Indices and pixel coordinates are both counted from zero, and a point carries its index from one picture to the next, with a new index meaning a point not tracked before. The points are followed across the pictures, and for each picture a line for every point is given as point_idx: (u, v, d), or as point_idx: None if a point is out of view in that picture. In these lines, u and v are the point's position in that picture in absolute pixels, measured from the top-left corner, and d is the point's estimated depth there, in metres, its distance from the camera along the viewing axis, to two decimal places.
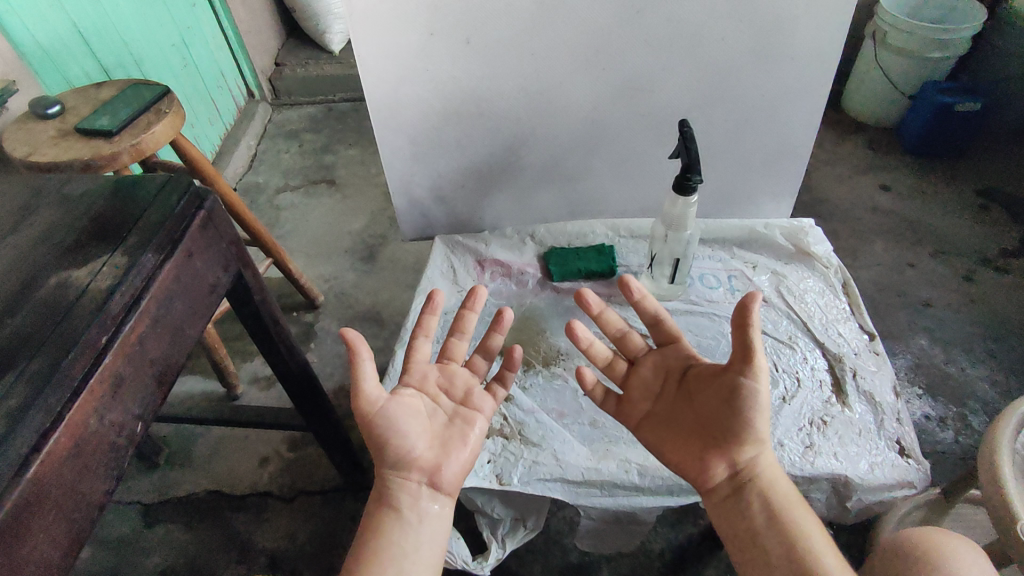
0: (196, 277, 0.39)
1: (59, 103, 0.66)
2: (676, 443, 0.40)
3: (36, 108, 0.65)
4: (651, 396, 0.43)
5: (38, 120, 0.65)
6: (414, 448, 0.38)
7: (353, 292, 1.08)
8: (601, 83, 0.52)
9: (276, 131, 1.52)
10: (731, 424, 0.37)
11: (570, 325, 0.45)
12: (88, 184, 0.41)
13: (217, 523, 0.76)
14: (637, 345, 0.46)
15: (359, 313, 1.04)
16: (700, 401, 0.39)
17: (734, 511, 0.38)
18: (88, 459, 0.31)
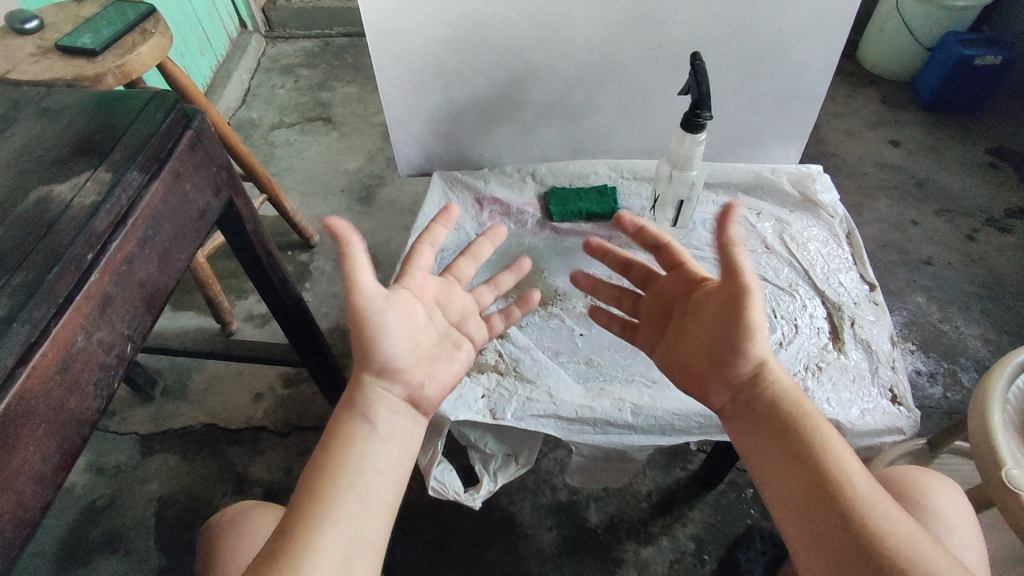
0: (185, 200, 0.38)
1: (37, 19, 0.63)
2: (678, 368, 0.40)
3: (13, 23, 0.62)
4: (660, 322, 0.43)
5: (16, 36, 0.62)
6: (400, 360, 0.37)
7: None
8: (610, 10, 0.50)
9: (270, 65, 1.46)
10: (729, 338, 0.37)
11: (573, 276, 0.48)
12: (70, 98, 0.39)
13: (213, 455, 0.77)
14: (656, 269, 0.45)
15: None
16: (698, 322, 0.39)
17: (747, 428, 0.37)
18: (77, 376, 0.30)
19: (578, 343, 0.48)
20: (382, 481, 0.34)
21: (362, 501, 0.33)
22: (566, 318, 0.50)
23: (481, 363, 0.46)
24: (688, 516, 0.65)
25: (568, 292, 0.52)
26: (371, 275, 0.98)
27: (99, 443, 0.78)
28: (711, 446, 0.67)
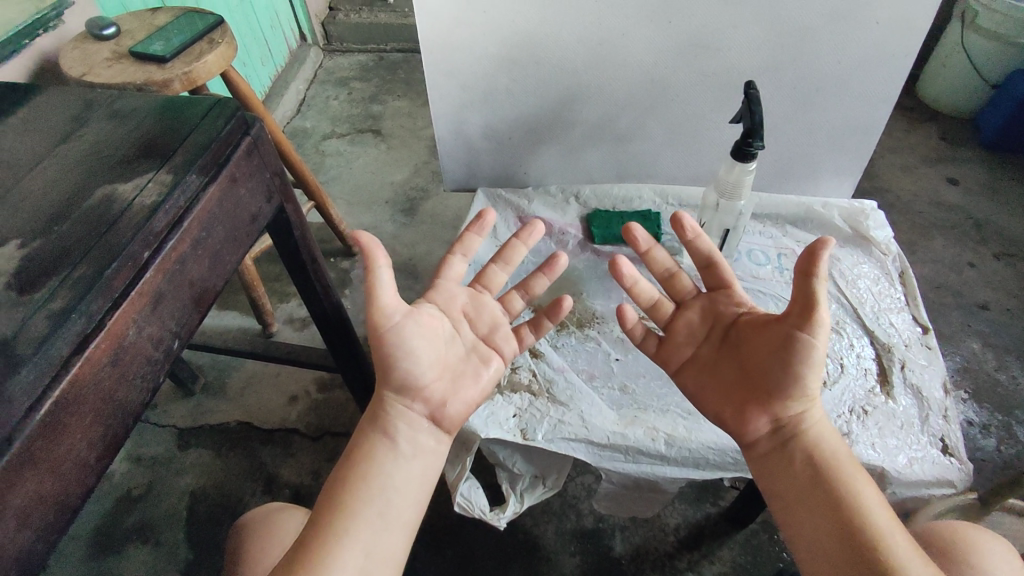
0: (237, 205, 0.39)
1: (115, 26, 0.67)
2: (718, 393, 0.40)
3: (93, 29, 0.66)
4: (696, 340, 0.42)
5: (95, 41, 0.66)
6: (422, 377, 0.37)
7: (391, 242, 1.08)
8: (665, 35, 0.49)
9: (326, 77, 1.51)
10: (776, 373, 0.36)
11: (614, 261, 0.44)
12: (140, 101, 0.41)
13: (245, 453, 0.79)
14: (686, 288, 0.44)
15: (395, 264, 1.04)
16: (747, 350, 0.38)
17: (779, 463, 0.36)
18: (125, 369, 0.31)
19: (614, 368, 0.47)
20: (405, 498, 0.35)
21: (382, 517, 0.34)
22: (602, 342, 0.49)
23: (514, 382, 0.46)
24: (716, 554, 0.63)
25: (606, 315, 0.51)
26: (409, 286, 0.99)
27: (139, 433, 0.80)
28: (744, 483, 0.65)
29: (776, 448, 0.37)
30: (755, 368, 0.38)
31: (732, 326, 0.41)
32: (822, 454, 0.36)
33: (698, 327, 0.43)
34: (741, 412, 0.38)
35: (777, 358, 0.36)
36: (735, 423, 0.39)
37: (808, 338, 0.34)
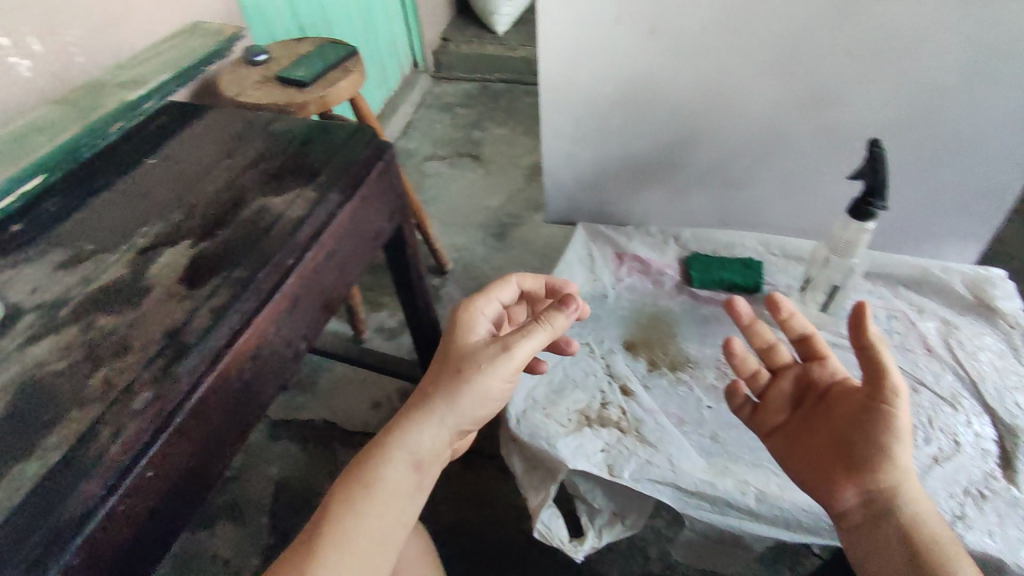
0: (365, 223, 0.42)
1: (265, 53, 0.74)
2: (803, 461, 0.38)
3: (247, 55, 0.74)
4: (789, 410, 0.41)
5: (247, 65, 0.74)
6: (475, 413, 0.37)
7: (481, 264, 1.12)
8: (786, 88, 0.50)
9: (433, 102, 1.60)
10: (862, 439, 0.35)
11: (727, 341, 0.43)
12: (291, 123, 0.46)
13: (329, 451, 0.83)
14: (784, 360, 0.43)
15: (482, 285, 1.07)
16: (831, 418, 0.38)
17: (872, 538, 0.34)
18: (263, 363, 0.34)
19: (705, 415, 0.47)
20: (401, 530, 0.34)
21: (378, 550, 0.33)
22: (694, 387, 0.49)
23: (603, 417, 0.47)
24: None
25: (700, 360, 0.51)
26: None
27: None
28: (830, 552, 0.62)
29: (868, 523, 0.34)
30: (842, 438, 0.36)
31: (824, 395, 0.39)
32: (919, 535, 0.33)
33: (791, 398, 0.41)
34: (830, 483, 0.36)
35: (861, 425, 0.35)
36: (824, 497, 0.37)
37: (889, 406, 0.35)
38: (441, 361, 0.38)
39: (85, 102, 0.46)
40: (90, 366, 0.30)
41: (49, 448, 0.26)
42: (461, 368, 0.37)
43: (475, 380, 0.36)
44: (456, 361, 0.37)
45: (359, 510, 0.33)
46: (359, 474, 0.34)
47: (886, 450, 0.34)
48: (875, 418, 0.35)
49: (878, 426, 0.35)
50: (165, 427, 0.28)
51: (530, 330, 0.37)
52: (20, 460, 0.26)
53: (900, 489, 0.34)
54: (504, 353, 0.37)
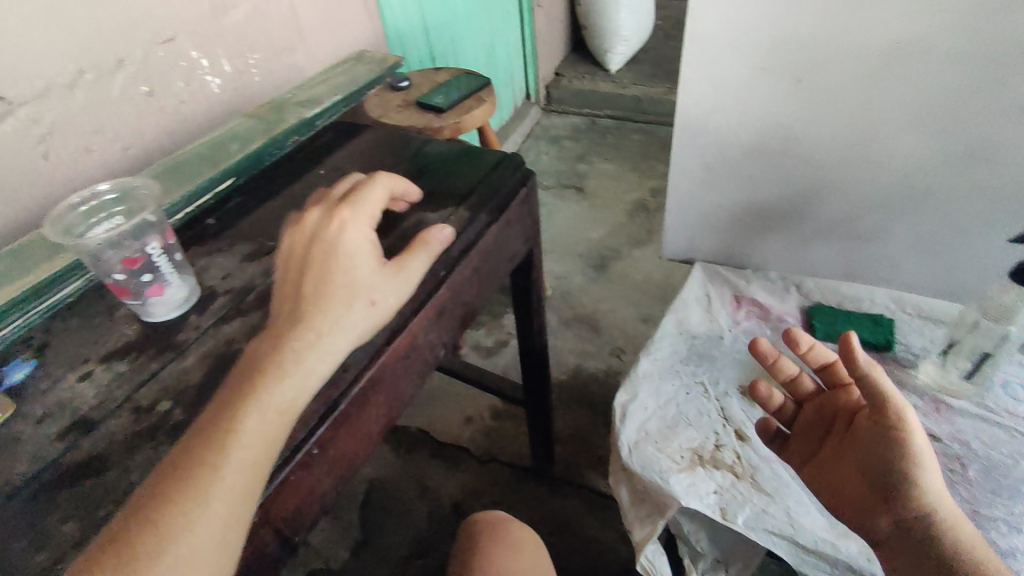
0: (504, 244, 0.45)
1: (408, 80, 0.81)
2: (839, 491, 0.40)
3: (392, 81, 0.80)
4: (818, 440, 0.45)
5: (391, 91, 0.80)
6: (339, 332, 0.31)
7: (578, 294, 1.13)
8: (937, 145, 0.48)
9: (541, 134, 1.65)
10: (881, 465, 0.37)
11: (753, 385, 0.48)
12: (442, 146, 0.50)
13: (420, 459, 0.86)
14: (808, 392, 0.48)
15: (579, 315, 1.08)
16: (854, 447, 0.40)
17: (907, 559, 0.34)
18: (411, 363, 0.37)
19: None
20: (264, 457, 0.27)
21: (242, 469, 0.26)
22: None
23: (716, 458, 0.46)
24: None
25: None
26: (590, 339, 1.02)
27: None
28: None
29: (903, 544, 0.35)
30: (864, 463, 0.39)
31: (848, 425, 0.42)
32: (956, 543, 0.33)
33: (815, 424, 0.46)
34: (865, 511, 0.38)
35: (878, 450, 0.38)
36: (863, 526, 0.38)
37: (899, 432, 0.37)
38: (321, 285, 0.31)
39: (271, 116, 0.54)
40: None
41: None
42: (350, 293, 0.31)
43: (366, 307, 0.31)
44: (342, 284, 0.31)
45: (244, 452, 0.26)
46: (237, 412, 0.27)
47: (900, 467, 0.37)
48: (883, 437, 0.38)
49: (890, 446, 0.37)
50: (332, 411, 0.31)
51: (416, 255, 0.34)
52: None
53: (927, 500, 0.35)
54: (400, 281, 0.33)
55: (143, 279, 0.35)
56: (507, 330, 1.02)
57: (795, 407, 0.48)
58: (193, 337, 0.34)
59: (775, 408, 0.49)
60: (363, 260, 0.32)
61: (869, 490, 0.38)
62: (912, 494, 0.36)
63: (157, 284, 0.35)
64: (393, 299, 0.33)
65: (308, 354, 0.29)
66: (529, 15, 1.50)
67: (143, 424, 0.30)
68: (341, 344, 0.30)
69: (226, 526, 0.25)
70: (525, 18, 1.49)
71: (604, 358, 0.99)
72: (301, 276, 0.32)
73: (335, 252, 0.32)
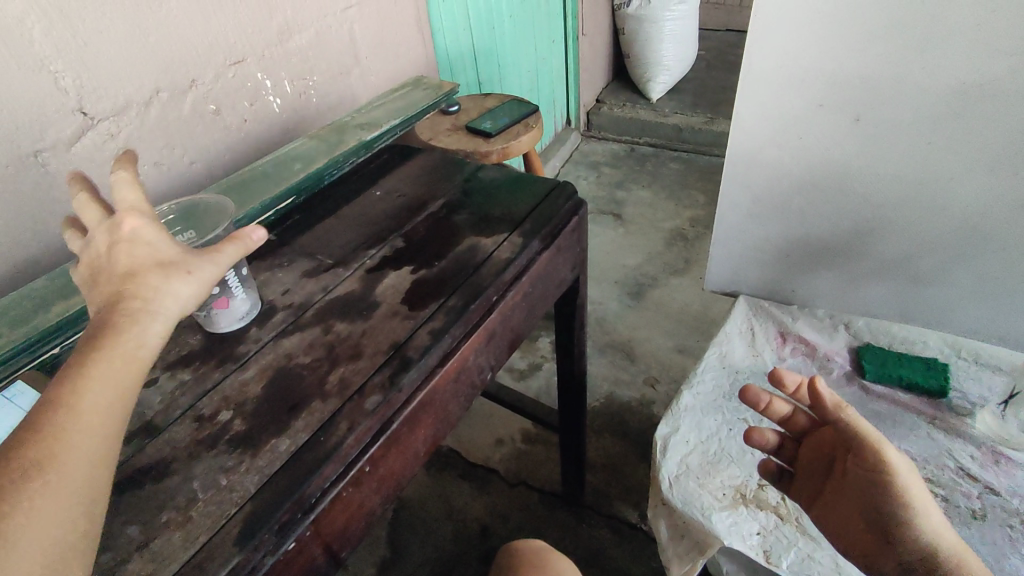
0: (554, 271, 0.45)
1: (458, 105, 0.83)
2: (843, 532, 0.40)
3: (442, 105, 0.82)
4: (817, 479, 0.42)
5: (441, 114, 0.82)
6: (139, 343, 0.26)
7: (613, 321, 1.12)
8: (1005, 189, 0.46)
9: (580, 159, 1.66)
10: (883, 511, 0.38)
11: (745, 436, 0.45)
12: (497, 172, 0.51)
13: (450, 479, 0.86)
14: (802, 426, 0.44)
15: (613, 342, 1.07)
16: (852, 489, 0.40)
17: None
18: (460, 385, 0.37)
19: None
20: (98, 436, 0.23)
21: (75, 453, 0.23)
22: None
23: (760, 498, 0.45)
24: None
25: None
26: (625, 367, 1.01)
27: None
28: None
29: None
30: (863, 505, 0.39)
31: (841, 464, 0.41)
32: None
33: (814, 461, 0.43)
34: (875, 552, 0.39)
35: (877, 497, 0.38)
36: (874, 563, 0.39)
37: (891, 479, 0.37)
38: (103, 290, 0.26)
39: (333, 138, 0.56)
40: (330, 364, 0.34)
41: (296, 430, 0.30)
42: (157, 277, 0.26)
43: (178, 289, 0.27)
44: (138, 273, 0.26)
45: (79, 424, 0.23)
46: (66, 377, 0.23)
47: (896, 509, 0.37)
48: (872, 479, 0.38)
49: (881, 487, 0.38)
50: (385, 429, 0.31)
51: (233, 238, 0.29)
52: (272, 438, 0.30)
53: (928, 534, 0.36)
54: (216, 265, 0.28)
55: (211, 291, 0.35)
56: (542, 353, 1.02)
57: (792, 443, 0.45)
58: (253, 350, 0.36)
59: (772, 448, 0.45)
60: (163, 241, 0.27)
61: (874, 532, 0.38)
62: (914, 532, 0.37)
63: (224, 297, 0.36)
64: (208, 278, 0.27)
65: (128, 334, 0.25)
66: (574, 43, 1.52)
67: (205, 433, 0.31)
68: (153, 328, 0.25)
69: (60, 522, 0.21)
70: (570, 46, 1.51)
71: (638, 386, 0.98)
72: (94, 281, 0.27)
73: (122, 240, 0.27)
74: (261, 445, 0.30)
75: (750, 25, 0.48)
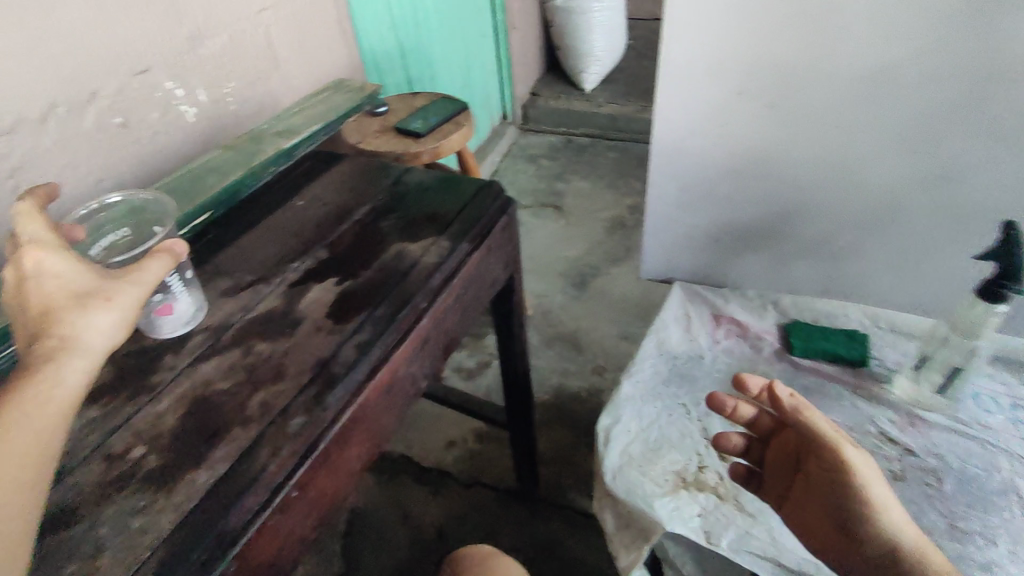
0: (486, 272, 0.45)
1: (386, 106, 0.81)
2: (807, 530, 0.41)
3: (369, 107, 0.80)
4: (782, 478, 0.43)
5: (369, 116, 0.80)
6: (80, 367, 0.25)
7: (559, 312, 1.13)
8: (909, 166, 0.49)
9: (518, 152, 1.66)
10: (842, 505, 0.38)
11: (715, 438, 0.46)
12: (423, 175, 0.50)
13: (403, 486, 0.85)
14: (767, 429, 0.46)
15: (560, 333, 1.08)
16: (813, 485, 0.41)
17: None
18: (393, 397, 0.36)
19: None
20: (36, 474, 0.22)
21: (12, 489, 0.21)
22: None
23: (700, 480, 0.46)
24: None
25: None
26: (572, 358, 1.02)
27: None
28: None
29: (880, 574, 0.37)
30: (824, 501, 0.40)
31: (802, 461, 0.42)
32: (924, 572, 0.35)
33: (780, 462, 0.44)
34: (838, 547, 0.39)
35: (836, 492, 0.39)
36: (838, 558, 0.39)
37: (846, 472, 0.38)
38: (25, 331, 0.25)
39: (249, 148, 0.54)
40: (251, 388, 0.33)
41: (216, 460, 0.29)
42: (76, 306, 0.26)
43: (99, 313, 0.26)
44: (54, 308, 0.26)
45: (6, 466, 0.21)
46: None
47: (852, 500, 0.38)
48: (833, 476, 0.39)
49: (839, 481, 0.39)
50: (311, 451, 0.30)
51: (155, 253, 0.29)
52: (189, 471, 0.29)
53: (884, 524, 0.37)
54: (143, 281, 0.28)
55: (152, 299, 0.35)
56: (490, 351, 1.02)
57: (760, 445, 0.46)
58: (168, 378, 0.34)
59: (739, 451, 0.46)
60: (76, 269, 0.27)
61: (835, 528, 0.39)
62: (873, 525, 0.37)
63: (167, 303, 0.36)
64: (131, 299, 0.27)
65: (44, 362, 0.24)
66: (504, 37, 1.52)
67: (117, 472, 0.29)
68: (78, 352, 0.25)
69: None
70: (501, 41, 1.51)
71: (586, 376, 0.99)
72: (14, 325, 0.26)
73: (31, 278, 0.26)
74: (177, 480, 0.28)
75: (667, 18, 0.49)
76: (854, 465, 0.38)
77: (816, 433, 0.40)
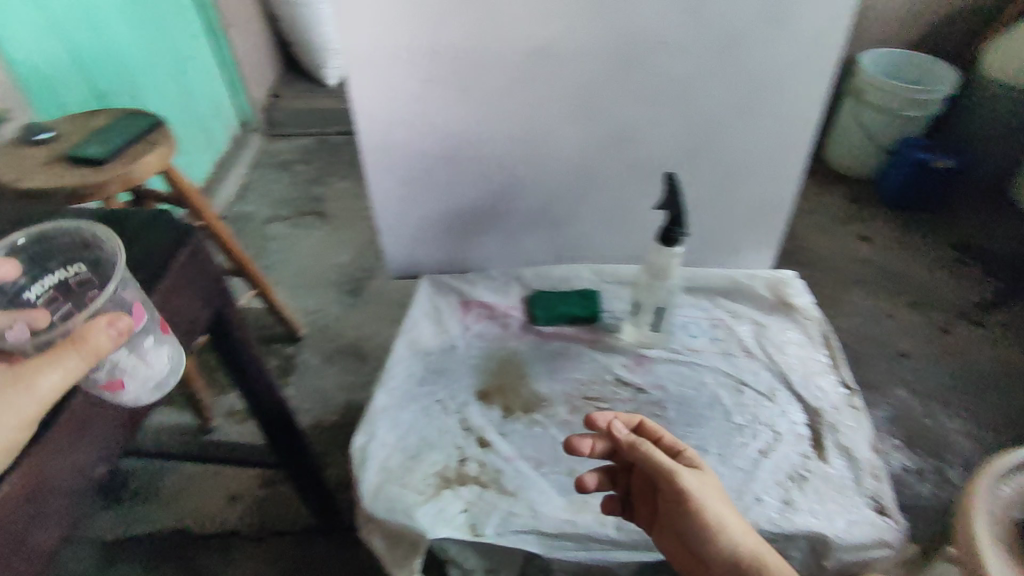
0: (176, 315, 0.39)
1: (51, 131, 0.67)
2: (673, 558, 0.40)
3: (26, 136, 0.66)
4: (644, 509, 0.43)
5: (29, 146, 0.65)
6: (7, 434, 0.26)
7: (337, 325, 1.07)
8: (590, 132, 0.54)
9: (268, 160, 1.52)
10: (696, 534, 0.39)
11: (579, 485, 0.43)
12: (76, 214, 0.41)
13: (180, 564, 0.73)
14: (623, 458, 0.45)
15: (340, 347, 1.02)
16: (668, 515, 0.40)
17: None
18: (46, 500, 0.30)
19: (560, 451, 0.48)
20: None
21: None
22: (549, 426, 0.50)
23: (462, 474, 0.46)
24: None
25: (554, 397, 0.52)
26: (357, 370, 0.97)
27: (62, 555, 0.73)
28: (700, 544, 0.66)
29: None
30: (681, 531, 0.40)
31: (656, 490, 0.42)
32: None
33: (640, 492, 0.43)
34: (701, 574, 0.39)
35: (689, 523, 0.39)
36: None
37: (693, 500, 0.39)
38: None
39: None
40: None
41: None
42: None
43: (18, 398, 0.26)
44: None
45: None
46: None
47: (703, 527, 0.38)
48: (685, 507, 0.39)
49: (690, 511, 0.39)
50: None
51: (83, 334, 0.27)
52: None
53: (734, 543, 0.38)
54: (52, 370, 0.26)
55: (96, 377, 0.30)
56: None
57: (624, 473, 0.45)
58: None
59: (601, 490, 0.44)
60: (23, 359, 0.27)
61: (693, 558, 0.39)
62: (721, 551, 0.38)
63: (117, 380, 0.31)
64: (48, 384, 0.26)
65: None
66: (223, 35, 1.36)
67: None
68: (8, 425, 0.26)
69: None
70: (221, 42, 1.36)
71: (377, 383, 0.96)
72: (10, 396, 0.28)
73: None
74: None
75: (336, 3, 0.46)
76: (693, 492, 0.39)
77: (656, 467, 0.40)
